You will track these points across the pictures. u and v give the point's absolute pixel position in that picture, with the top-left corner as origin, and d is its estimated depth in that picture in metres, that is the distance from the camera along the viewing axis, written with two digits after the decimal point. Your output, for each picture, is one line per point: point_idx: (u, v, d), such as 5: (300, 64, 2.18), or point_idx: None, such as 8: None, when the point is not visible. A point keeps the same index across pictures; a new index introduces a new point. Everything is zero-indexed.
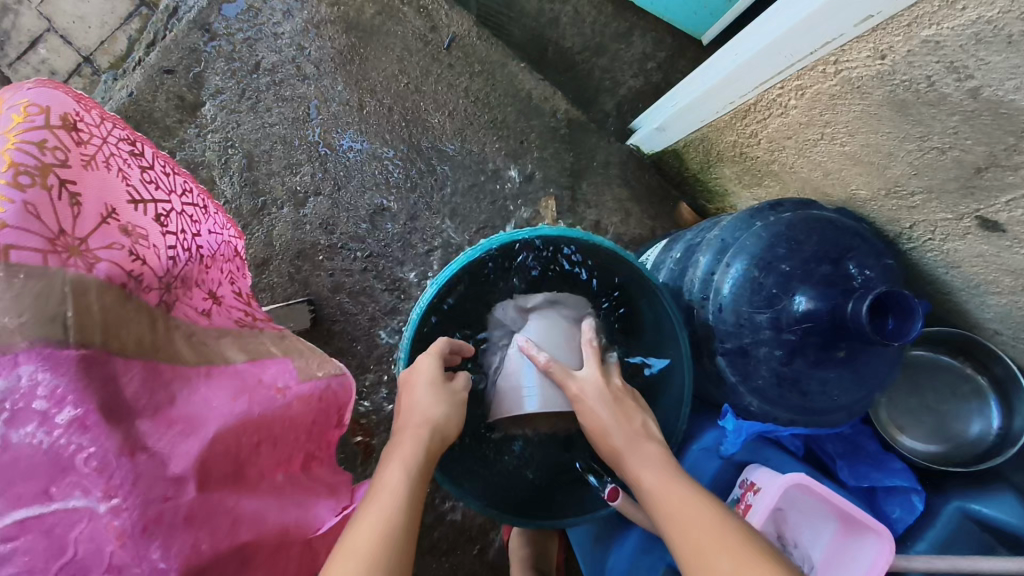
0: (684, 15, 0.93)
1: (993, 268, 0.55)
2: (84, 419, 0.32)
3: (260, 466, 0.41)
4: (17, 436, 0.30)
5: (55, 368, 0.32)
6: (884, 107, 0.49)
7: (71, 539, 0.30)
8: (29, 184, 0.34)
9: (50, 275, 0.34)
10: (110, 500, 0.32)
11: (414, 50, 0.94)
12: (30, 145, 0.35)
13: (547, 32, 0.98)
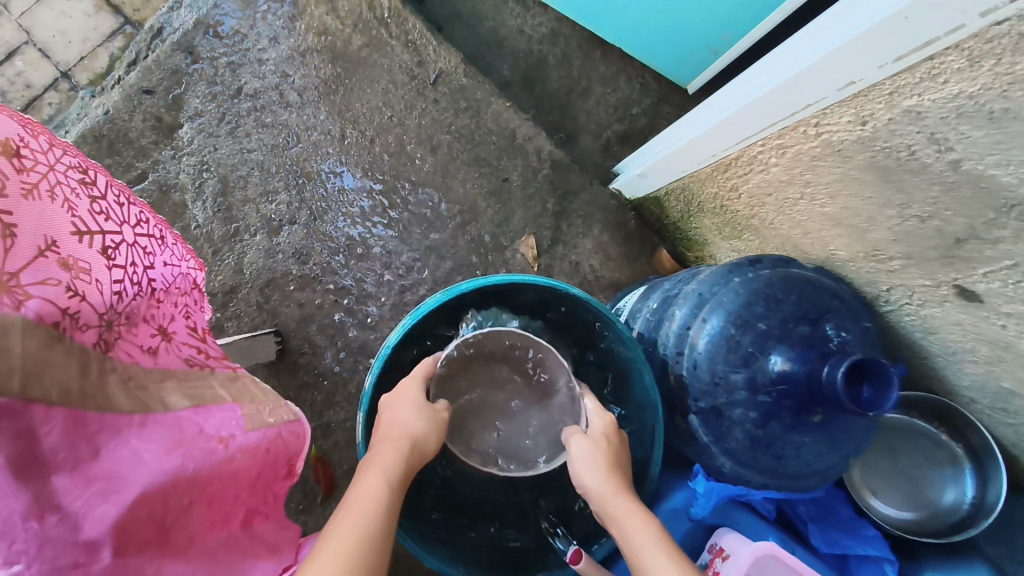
0: (670, 64, 0.93)
1: (971, 337, 0.54)
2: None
3: (191, 528, 0.38)
4: None
5: None
6: (867, 171, 0.48)
7: None
8: None
9: None
10: (11, 567, 0.30)
11: (400, 83, 0.93)
12: None
13: (534, 72, 0.99)
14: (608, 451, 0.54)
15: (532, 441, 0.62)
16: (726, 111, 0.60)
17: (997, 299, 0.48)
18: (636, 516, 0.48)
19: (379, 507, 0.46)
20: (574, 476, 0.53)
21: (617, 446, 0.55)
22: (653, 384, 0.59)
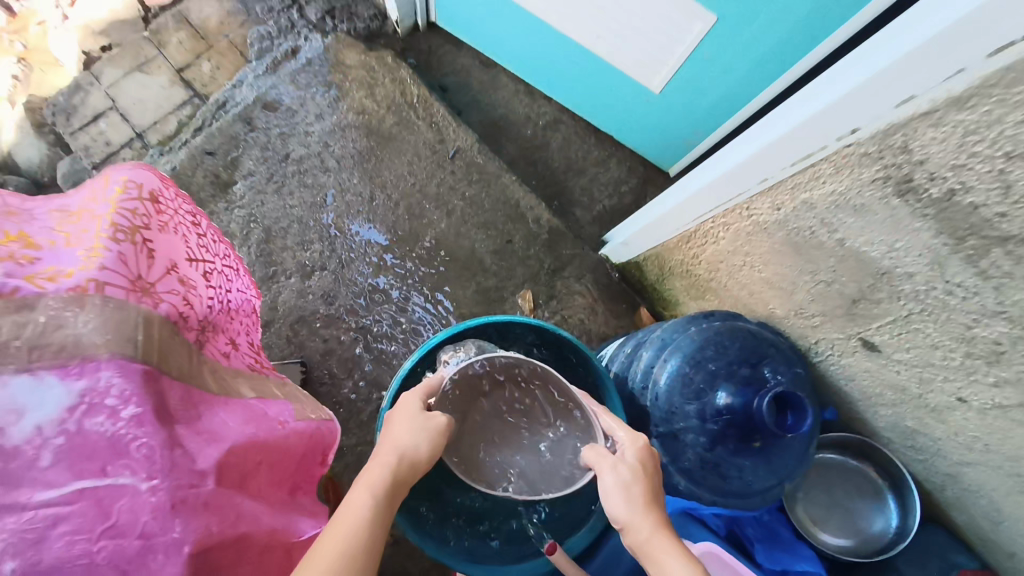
0: (654, 150, 1.10)
1: (879, 382, 0.67)
2: (142, 415, 0.42)
3: (259, 482, 0.49)
4: (91, 423, 0.40)
5: (125, 376, 0.42)
6: (784, 246, 0.63)
7: (116, 508, 0.40)
8: (123, 239, 0.46)
9: (129, 307, 0.45)
10: (150, 481, 0.41)
11: (423, 156, 1.10)
12: (127, 210, 0.48)
13: (538, 152, 1.16)
14: (638, 480, 0.53)
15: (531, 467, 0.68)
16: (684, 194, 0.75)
17: (889, 347, 0.61)
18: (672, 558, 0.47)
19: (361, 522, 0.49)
20: (608, 511, 0.52)
21: (653, 473, 0.54)
22: (619, 410, 0.71)
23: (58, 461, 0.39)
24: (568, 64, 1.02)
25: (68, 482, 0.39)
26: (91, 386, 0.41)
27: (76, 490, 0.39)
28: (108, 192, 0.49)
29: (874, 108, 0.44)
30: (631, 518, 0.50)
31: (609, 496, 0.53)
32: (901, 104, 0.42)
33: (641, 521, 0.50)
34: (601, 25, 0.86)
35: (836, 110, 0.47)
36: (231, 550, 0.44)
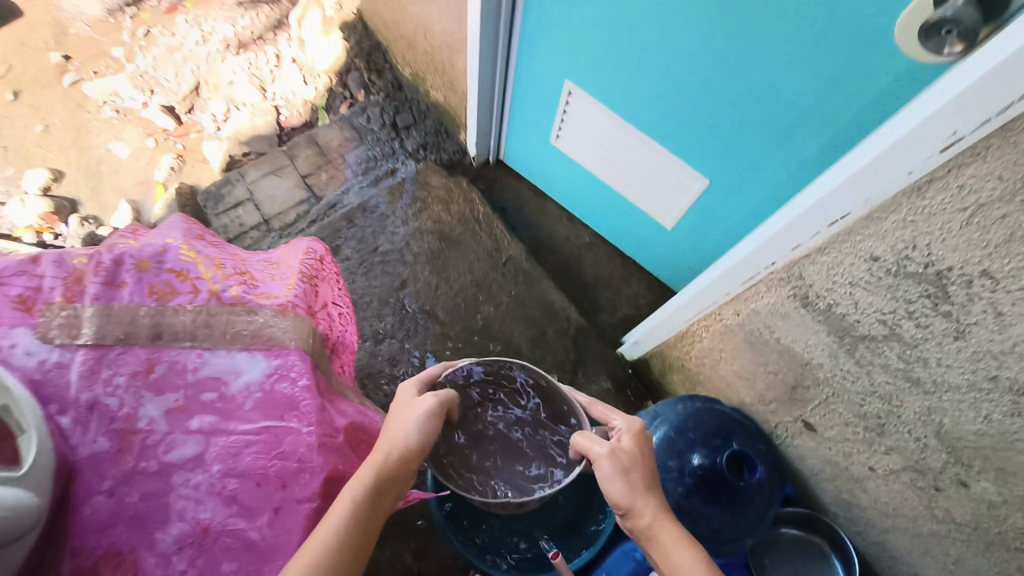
0: (672, 276, 1.35)
1: (821, 460, 0.86)
2: (308, 386, 0.68)
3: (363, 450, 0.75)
4: (280, 386, 0.67)
5: (302, 362, 0.70)
6: (743, 344, 0.85)
7: (286, 441, 0.65)
8: (304, 281, 0.77)
9: (305, 321, 0.73)
10: (307, 426, 0.66)
11: (482, 259, 1.39)
12: (308, 265, 0.79)
13: (574, 266, 1.44)
14: (639, 463, 0.66)
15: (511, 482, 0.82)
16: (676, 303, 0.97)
17: (823, 427, 0.81)
18: (672, 540, 0.62)
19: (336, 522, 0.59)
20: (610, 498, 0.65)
21: (647, 453, 0.68)
22: None
23: (255, 407, 0.66)
24: (603, 198, 1.31)
25: (260, 420, 0.65)
26: (284, 363, 0.68)
27: (262, 425, 0.65)
28: (298, 254, 0.81)
29: (779, 248, 0.68)
30: (632, 503, 0.64)
31: (606, 484, 0.65)
32: (795, 247, 0.66)
33: (642, 507, 0.63)
34: (630, 168, 1.15)
35: (760, 249, 0.71)
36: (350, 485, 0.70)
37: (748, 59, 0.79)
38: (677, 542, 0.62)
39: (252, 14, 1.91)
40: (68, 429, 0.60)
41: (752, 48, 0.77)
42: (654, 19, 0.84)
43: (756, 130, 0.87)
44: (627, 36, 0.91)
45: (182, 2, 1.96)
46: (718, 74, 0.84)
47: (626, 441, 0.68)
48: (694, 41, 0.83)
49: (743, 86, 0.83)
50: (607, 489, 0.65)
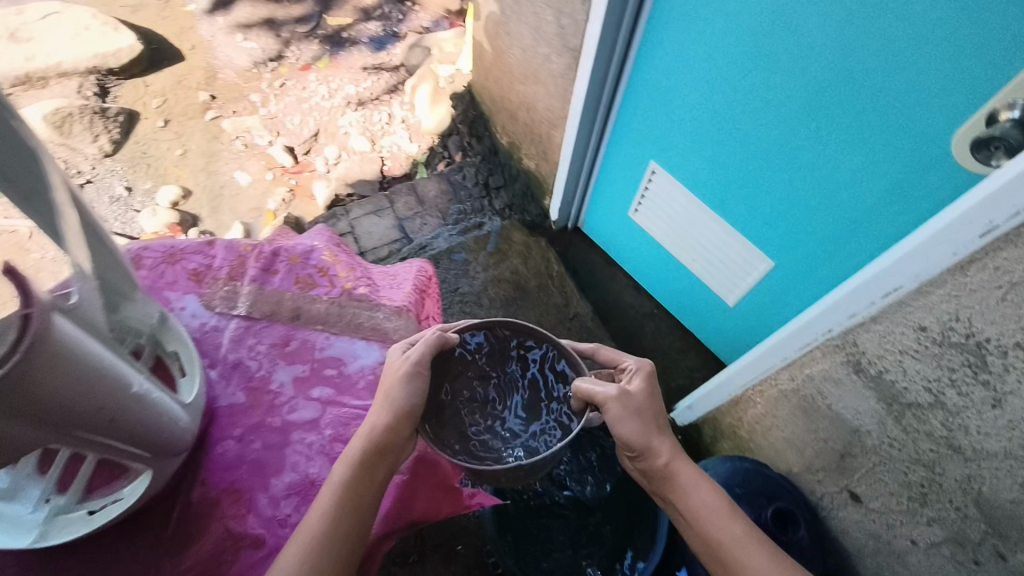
0: (729, 353, 1.41)
1: (863, 533, 0.89)
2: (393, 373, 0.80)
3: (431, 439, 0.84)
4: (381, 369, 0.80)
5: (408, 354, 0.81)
6: (795, 410, 0.91)
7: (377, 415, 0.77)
8: (417, 292, 0.89)
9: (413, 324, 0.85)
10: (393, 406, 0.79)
11: (551, 312, 1.52)
12: (421, 280, 0.91)
13: (635, 332, 1.54)
14: (646, 403, 0.76)
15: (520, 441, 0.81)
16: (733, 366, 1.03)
17: (867, 497, 0.85)
18: (692, 485, 0.74)
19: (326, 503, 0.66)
20: (627, 439, 0.73)
21: (654, 392, 0.78)
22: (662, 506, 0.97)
23: (366, 387, 0.78)
24: (671, 271, 1.42)
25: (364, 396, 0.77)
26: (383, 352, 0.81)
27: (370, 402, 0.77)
28: (413, 269, 0.93)
29: (838, 316, 0.76)
30: (646, 442, 0.74)
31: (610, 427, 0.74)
32: (852, 316, 0.73)
33: (656, 447, 0.74)
34: (701, 245, 1.25)
35: (818, 317, 0.79)
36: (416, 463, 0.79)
37: (828, 153, 0.91)
38: (692, 483, 0.74)
39: (374, 77, 2.17)
40: (214, 381, 0.75)
41: (833, 142, 0.89)
42: (747, 107, 0.97)
43: (827, 217, 0.98)
44: (716, 125, 1.04)
45: (316, 61, 2.24)
46: (797, 163, 0.96)
47: (637, 385, 0.77)
48: (780, 132, 0.95)
49: (820, 176, 0.94)
50: (621, 430, 0.73)
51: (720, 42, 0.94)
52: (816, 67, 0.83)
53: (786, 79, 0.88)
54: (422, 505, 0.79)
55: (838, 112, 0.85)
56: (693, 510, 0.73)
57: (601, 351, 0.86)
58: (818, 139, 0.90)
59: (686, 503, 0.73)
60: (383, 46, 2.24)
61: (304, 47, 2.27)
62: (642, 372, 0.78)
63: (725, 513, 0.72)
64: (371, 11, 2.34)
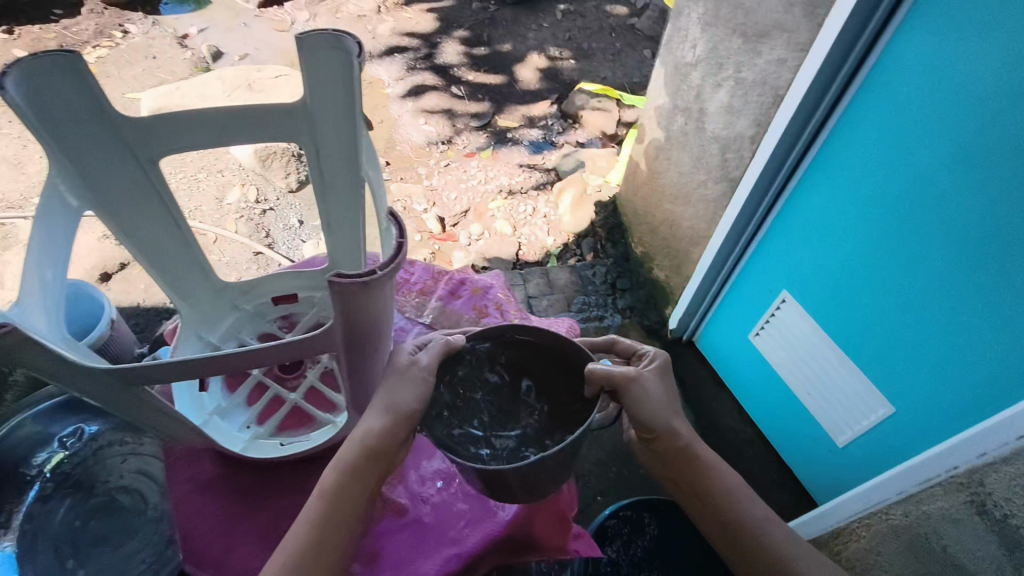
0: (825, 496, 1.39)
1: None
2: None
3: None
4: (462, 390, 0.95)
5: None
6: (905, 548, 0.90)
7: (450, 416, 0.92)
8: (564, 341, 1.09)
9: None
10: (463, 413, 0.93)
11: None
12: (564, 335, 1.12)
13: (732, 455, 1.55)
14: (664, 387, 0.79)
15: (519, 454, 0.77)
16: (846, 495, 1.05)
17: None
18: (715, 475, 0.81)
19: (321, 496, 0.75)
20: (652, 418, 0.78)
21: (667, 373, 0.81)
22: None
23: None
24: (780, 399, 1.45)
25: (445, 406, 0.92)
26: None
27: None
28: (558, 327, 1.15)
29: (974, 448, 0.81)
30: (666, 425, 0.79)
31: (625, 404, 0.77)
32: (982, 454, 0.80)
33: (674, 429, 0.80)
34: (818, 378, 1.30)
35: (949, 451, 0.85)
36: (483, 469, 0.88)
37: (962, 314, 0.97)
38: (706, 475, 0.81)
39: (527, 175, 2.38)
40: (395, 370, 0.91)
41: (971, 304, 0.96)
42: (903, 250, 1.04)
43: (963, 375, 1.00)
44: (856, 265, 1.14)
45: (480, 151, 2.50)
46: (930, 316, 1.03)
47: (652, 368, 0.79)
48: (933, 280, 1.01)
49: (951, 333, 1.00)
50: (644, 414, 0.77)
51: (874, 193, 1.06)
52: (984, 231, 0.91)
53: (947, 235, 0.96)
54: (546, 532, 0.85)
55: (979, 277, 0.93)
56: (728, 500, 0.80)
57: (619, 341, 0.88)
58: (956, 298, 0.98)
59: (726, 493, 0.81)
60: (541, 150, 2.48)
61: (472, 137, 2.55)
62: (659, 362, 0.81)
63: (756, 510, 0.80)
64: (536, 119, 2.60)
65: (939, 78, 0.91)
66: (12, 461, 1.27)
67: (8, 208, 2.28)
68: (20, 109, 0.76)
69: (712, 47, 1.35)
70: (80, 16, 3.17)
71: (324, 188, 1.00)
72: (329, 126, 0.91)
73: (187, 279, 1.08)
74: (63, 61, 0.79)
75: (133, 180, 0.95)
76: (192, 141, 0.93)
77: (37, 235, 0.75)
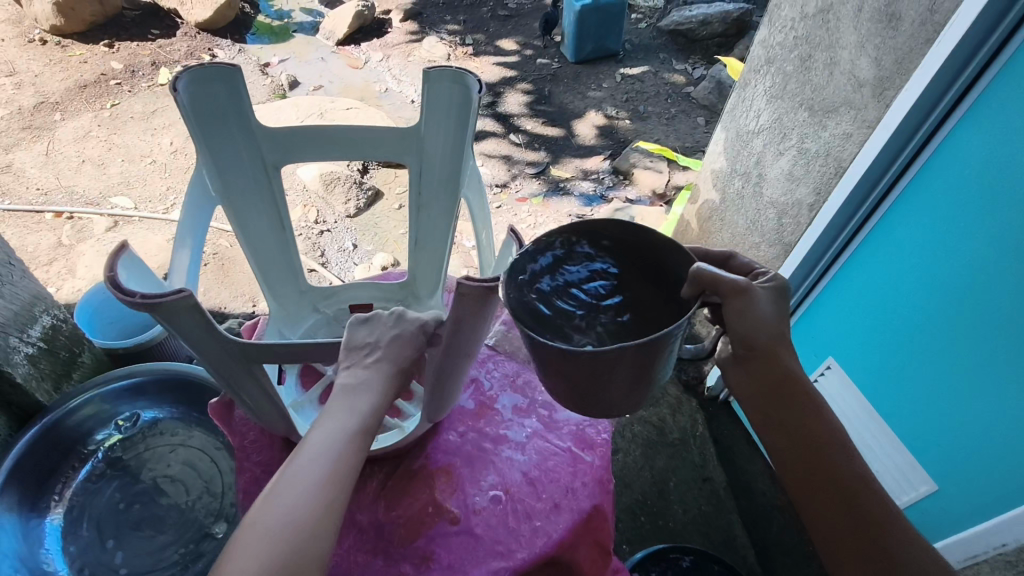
0: None
1: None
2: (472, 413, 1.02)
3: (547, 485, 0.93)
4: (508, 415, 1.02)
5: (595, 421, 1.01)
6: None
7: (493, 441, 0.99)
8: None
9: None
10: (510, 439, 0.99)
11: (687, 468, 1.61)
12: None
13: (762, 520, 1.53)
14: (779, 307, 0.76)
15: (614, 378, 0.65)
16: None
17: None
18: (819, 417, 0.79)
19: (326, 460, 0.70)
20: (761, 330, 0.75)
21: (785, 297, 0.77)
22: None
23: (568, 434, 0.99)
24: None
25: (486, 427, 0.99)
26: (510, 404, 1.04)
27: (555, 446, 0.97)
28: None
29: None
30: (772, 343, 0.76)
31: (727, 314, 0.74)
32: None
33: (779, 352, 0.77)
34: (864, 445, 1.27)
35: None
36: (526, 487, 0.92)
37: (1005, 402, 0.97)
38: (805, 417, 0.79)
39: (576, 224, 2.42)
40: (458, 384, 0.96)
41: (1014, 394, 0.96)
42: (939, 330, 1.06)
43: (997, 459, 1.00)
44: (902, 339, 1.14)
45: (532, 197, 2.57)
46: (971, 397, 1.03)
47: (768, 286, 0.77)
48: (969, 362, 1.02)
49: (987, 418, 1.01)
50: (754, 325, 0.75)
51: (919, 272, 1.09)
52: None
53: (984, 318, 0.98)
54: (585, 559, 0.88)
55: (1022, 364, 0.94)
56: (834, 450, 0.78)
57: (735, 258, 0.85)
58: (999, 384, 0.98)
59: (830, 441, 0.78)
60: (591, 202, 2.53)
61: (526, 183, 2.64)
62: (779, 283, 0.77)
63: (860, 467, 0.78)
64: (589, 172, 2.67)
65: (994, 171, 0.94)
66: (74, 436, 1.31)
67: (87, 204, 2.43)
68: (184, 108, 0.95)
69: (777, 118, 1.42)
70: (175, 37, 3.44)
71: (420, 206, 1.20)
72: (440, 141, 1.11)
73: (281, 280, 1.21)
74: (225, 74, 1.00)
75: (256, 186, 1.12)
76: (314, 153, 1.12)
77: (186, 218, 0.92)
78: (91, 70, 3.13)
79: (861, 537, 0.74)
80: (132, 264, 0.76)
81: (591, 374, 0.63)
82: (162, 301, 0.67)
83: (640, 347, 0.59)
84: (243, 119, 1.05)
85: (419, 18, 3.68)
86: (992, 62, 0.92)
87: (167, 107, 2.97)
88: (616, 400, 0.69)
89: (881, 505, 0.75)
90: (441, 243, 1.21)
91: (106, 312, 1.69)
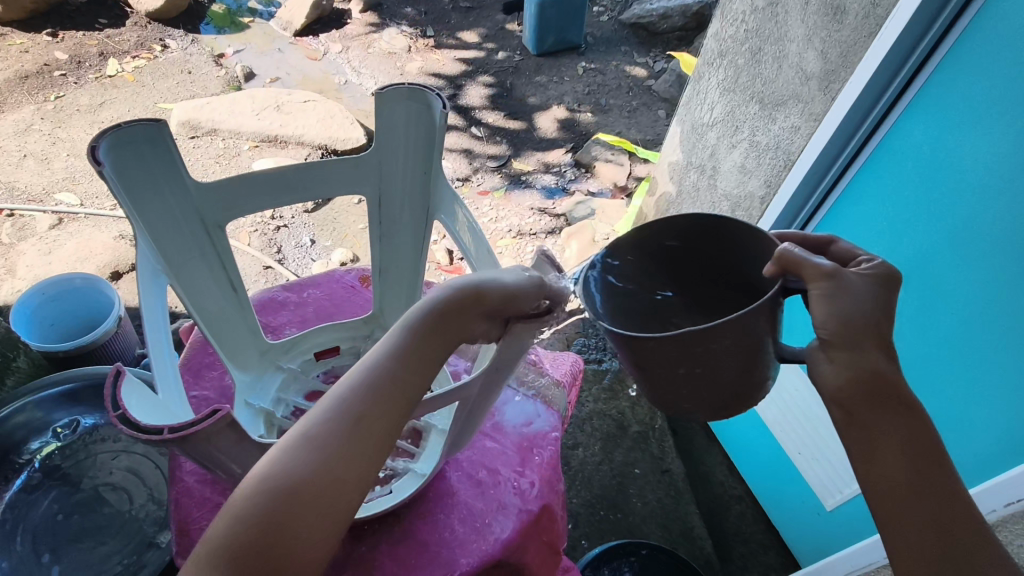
0: (801, 548, 1.41)
1: None
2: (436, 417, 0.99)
3: (501, 486, 0.91)
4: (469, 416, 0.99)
5: (547, 418, 1.00)
6: None
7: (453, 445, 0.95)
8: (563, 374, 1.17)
9: (563, 402, 1.06)
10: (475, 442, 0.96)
11: (646, 460, 1.62)
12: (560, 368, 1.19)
13: (719, 511, 1.55)
14: (890, 285, 0.64)
15: (683, 373, 0.65)
16: (863, 549, 1.10)
17: None
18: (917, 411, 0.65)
19: (327, 422, 0.61)
20: (855, 314, 0.61)
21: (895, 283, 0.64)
22: None
23: (519, 434, 0.98)
24: (774, 460, 1.44)
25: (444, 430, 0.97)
26: None
27: (511, 448, 0.96)
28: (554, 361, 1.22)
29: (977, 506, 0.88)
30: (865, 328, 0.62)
31: (813, 303, 0.62)
32: (1010, 503, 0.83)
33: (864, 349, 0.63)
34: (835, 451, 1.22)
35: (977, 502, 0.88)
36: (477, 491, 0.90)
37: (968, 378, 0.97)
38: (895, 418, 0.64)
39: (537, 217, 2.41)
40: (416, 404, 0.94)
41: (975, 371, 0.95)
42: (912, 300, 1.02)
43: (961, 434, 0.99)
44: None
45: (493, 190, 2.54)
46: (947, 376, 1.00)
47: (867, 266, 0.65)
48: (940, 337, 0.99)
49: (957, 394, 0.99)
50: (847, 309, 0.61)
51: (884, 243, 1.04)
52: (996, 297, 0.90)
53: (956, 291, 0.95)
54: (535, 559, 0.87)
55: (997, 340, 0.91)
56: (925, 450, 0.64)
57: (837, 244, 0.73)
58: (970, 361, 0.96)
59: (926, 440, 0.64)
60: (553, 196, 2.51)
61: (488, 177, 2.61)
62: (884, 271, 0.64)
63: (948, 475, 0.64)
64: (551, 165, 2.66)
65: (941, 153, 0.93)
66: (5, 446, 1.25)
67: (29, 201, 2.32)
68: (111, 177, 0.77)
69: (729, 111, 1.43)
70: (124, 27, 3.30)
71: (385, 232, 1.08)
72: (408, 160, 1.00)
73: (239, 341, 1.03)
74: (149, 132, 0.82)
75: (200, 240, 0.94)
76: (263, 196, 0.97)
77: (144, 291, 0.80)
78: (32, 60, 2.99)
79: (944, 549, 0.62)
80: (131, 389, 0.69)
81: (659, 365, 0.65)
82: (195, 429, 0.64)
83: (705, 332, 0.61)
84: (176, 172, 0.87)
85: (379, 8, 3.61)
86: (938, 45, 0.91)
87: (114, 100, 2.85)
88: (690, 404, 0.70)
89: (966, 515, 0.63)
90: (414, 270, 1.10)
91: (43, 315, 1.61)
